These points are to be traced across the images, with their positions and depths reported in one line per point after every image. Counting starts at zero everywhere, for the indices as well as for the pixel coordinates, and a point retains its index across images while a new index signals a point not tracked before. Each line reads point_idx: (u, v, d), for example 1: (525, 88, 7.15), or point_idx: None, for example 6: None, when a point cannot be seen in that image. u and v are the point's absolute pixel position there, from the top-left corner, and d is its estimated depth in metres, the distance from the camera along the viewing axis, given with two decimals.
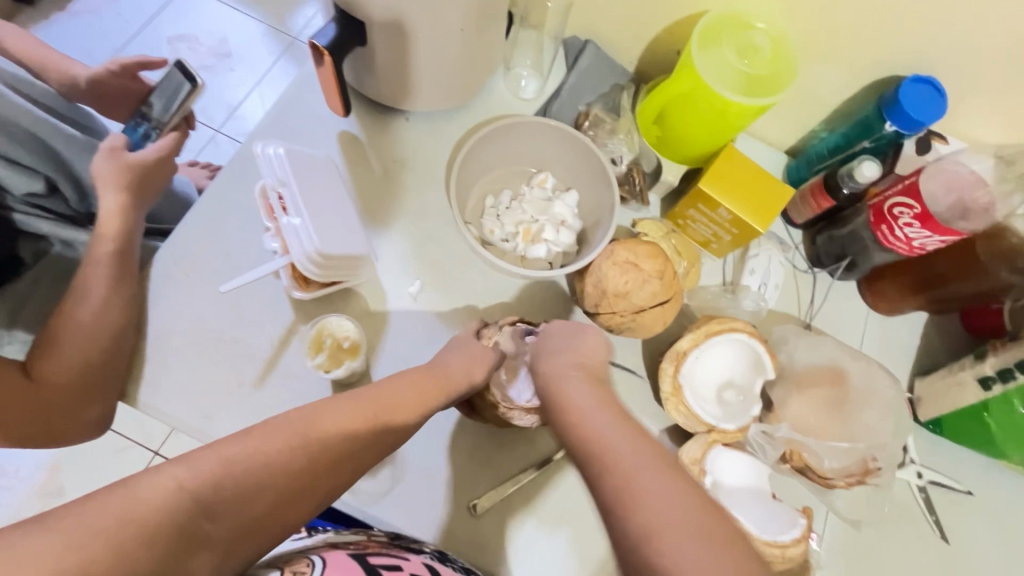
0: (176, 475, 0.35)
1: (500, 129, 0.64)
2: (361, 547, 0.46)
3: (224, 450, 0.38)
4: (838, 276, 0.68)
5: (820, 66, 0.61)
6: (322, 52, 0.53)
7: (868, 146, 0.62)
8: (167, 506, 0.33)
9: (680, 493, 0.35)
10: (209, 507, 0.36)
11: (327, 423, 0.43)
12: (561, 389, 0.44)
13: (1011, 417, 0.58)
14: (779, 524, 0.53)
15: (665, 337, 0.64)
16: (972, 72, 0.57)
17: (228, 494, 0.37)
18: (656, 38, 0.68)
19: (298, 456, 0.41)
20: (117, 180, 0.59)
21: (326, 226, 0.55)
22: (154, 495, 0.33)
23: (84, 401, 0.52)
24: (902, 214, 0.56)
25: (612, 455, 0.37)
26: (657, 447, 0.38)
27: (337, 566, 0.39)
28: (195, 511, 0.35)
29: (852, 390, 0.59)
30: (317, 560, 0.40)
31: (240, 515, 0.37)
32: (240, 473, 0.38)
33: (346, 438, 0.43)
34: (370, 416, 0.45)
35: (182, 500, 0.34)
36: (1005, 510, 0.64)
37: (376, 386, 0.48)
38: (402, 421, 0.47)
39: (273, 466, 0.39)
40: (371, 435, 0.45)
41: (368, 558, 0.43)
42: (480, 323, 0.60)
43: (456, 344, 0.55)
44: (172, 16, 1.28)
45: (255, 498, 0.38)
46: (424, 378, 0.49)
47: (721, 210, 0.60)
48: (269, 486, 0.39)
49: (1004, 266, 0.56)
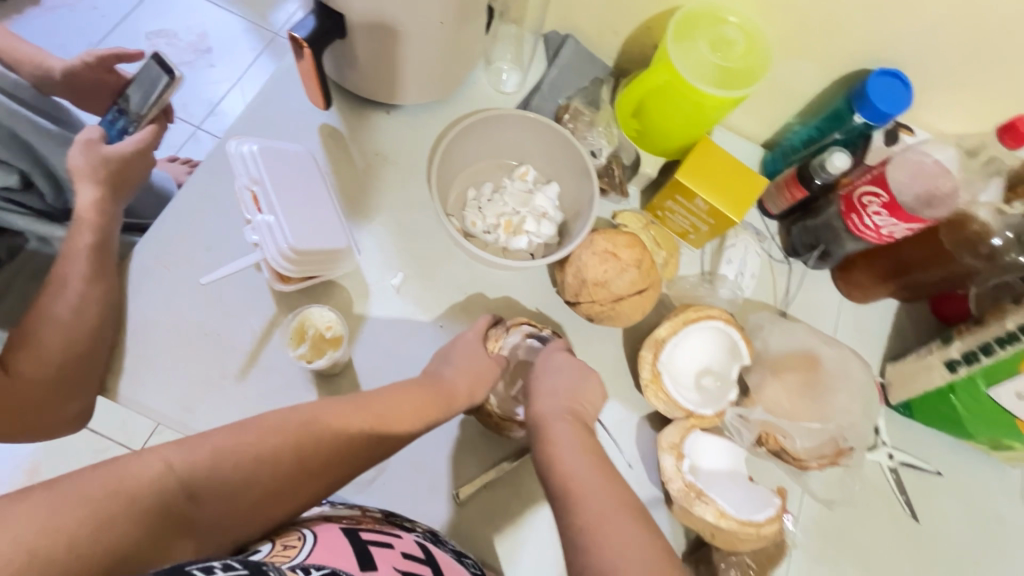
0: (166, 456, 0.39)
1: (479, 123, 0.64)
2: (355, 522, 0.46)
3: (218, 441, 0.41)
4: (811, 264, 0.70)
5: (792, 60, 0.63)
6: (301, 45, 0.52)
7: (838, 137, 0.64)
8: (155, 485, 0.37)
9: (644, 540, 0.41)
10: (195, 491, 0.40)
11: (325, 422, 0.46)
12: (550, 434, 0.50)
13: (975, 399, 0.61)
14: (754, 504, 0.55)
15: (644, 326, 0.65)
16: (936, 65, 0.58)
17: (217, 481, 0.41)
18: (634, 33, 0.69)
19: (288, 454, 0.44)
20: (95, 174, 0.59)
21: (301, 224, 0.55)
22: (142, 474, 0.37)
23: (63, 395, 0.52)
24: (871, 203, 0.58)
25: (589, 502, 0.44)
26: (625, 496, 0.45)
27: (328, 541, 0.41)
28: (182, 494, 0.39)
29: (826, 376, 0.60)
30: (310, 533, 0.41)
31: (223, 506, 0.41)
32: (229, 465, 0.41)
33: (335, 444, 0.46)
34: (364, 425, 0.48)
35: (171, 481, 0.38)
36: (972, 489, 0.66)
37: (373, 394, 0.50)
38: (399, 426, 0.49)
39: (261, 461, 0.43)
40: (358, 442, 0.48)
41: (359, 533, 0.43)
42: (491, 320, 0.60)
43: (465, 350, 0.56)
44: (150, 11, 1.26)
45: (239, 491, 0.41)
46: (423, 392, 0.52)
47: (698, 201, 0.62)
48: (253, 480, 0.42)
49: (968, 252, 0.58)
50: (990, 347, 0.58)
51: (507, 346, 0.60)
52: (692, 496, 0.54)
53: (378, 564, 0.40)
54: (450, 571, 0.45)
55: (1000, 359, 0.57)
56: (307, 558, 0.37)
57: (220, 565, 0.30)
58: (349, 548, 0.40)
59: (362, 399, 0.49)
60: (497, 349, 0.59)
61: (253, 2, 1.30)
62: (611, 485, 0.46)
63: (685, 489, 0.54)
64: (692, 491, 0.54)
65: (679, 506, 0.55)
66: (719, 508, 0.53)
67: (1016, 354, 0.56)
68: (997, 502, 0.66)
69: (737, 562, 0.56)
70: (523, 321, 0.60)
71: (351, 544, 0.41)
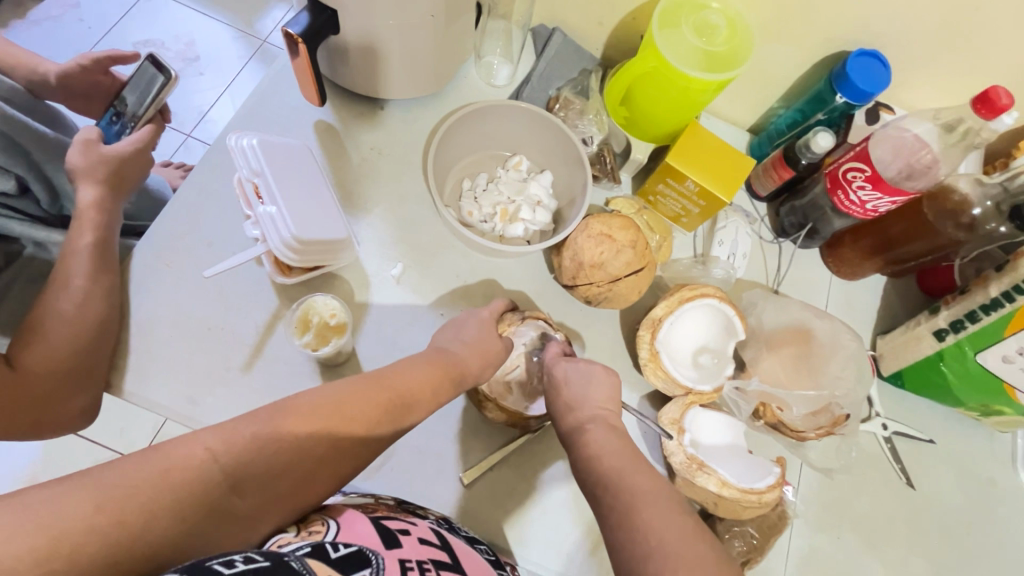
0: (208, 443, 0.39)
1: (472, 114, 0.65)
2: (372, 510, 0.46)
3: (256, 426, 0.41)
4: (800, 244, 0.72)
5: (773, 45, 0.65)
6: (296, 40, 0.53)
7: (822, 118, 0.66)
8: (198, 475, 0.37)
9: (682, 528, 0.41)
10: (237, 481, 0.39)
11: (354, 410, 0.46)
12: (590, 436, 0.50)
13: (964, 365, 0.62)
14: (754, 474, 0.56)
15: (640, 308, 0.67)
16: (912, 44, 0.61)
17: (256, 469, 0.40)
18: (619, 25, 0.71)
19: (319, 443, 0.44)
20: (95, 173, 0.59)
21: (302, 214, 0.55)
22: (187, 461, 0.37)
23: (70, 391, 0.52)
24: (856, 178, 0.60)
25: (627, 485, 0.45)
26: (652, 478, 0.45)
27: (352, 526, 0.41)
28: (224, 484, 0.39)
29: (819, 346, 0.63)
30: (333, 520, 0.42)
31: (264, 492, 0.40)
32: (269, 452, 0.41)
33: (366, 424, 0.46)
34: (389, 406, 0.48)
35: (213, 471, 0.38)
36: (965, 456, 0.68)
37: (387, 372, 0.50)
38: (416, 403, 0.50)
39: (298, 446, 0.42)
40: (383, 415, 0.48)
41: (382, 520, 0.44)
42: (508, 304, 0.61)
43: (476, 326, 0.58)
44: (136, 21, 1.27)
45: (279, 477, 0.41)
46: (436, 364, 0.53)
47: (688, 182, 0.63)
48: (291, 470, 0.42)
49: (951, 222, 0.60)
50: (976, 314, 0.60)
51: (518, 332, 0.61)
52: (694, 467, 0.55)
53: (402, 544, 0.41)
54: (465, 557, 0.46)
55: (985, 326, 0.59)
56: (336, 537, 0.39)
57: (241, 558, 0.29)
58: (372, 530, 0.41)
59: (380, 376, 0.49)
60: (509, 333, 0.60)
61: (239, 10, 1.31)
62: (618, 463, 0.47)
63: (688, 462, 0.56)
64: (695, 462, 0.55)
65: (682, 479, 0.56)
66: (720, 478, 0.54)
67: (1001, 318, 0.58)
68: (990, 468, 0.68)
69: (740, 532, 0.57)
70: (539, 315, 0.62)
71: (372, 526, 0.42)
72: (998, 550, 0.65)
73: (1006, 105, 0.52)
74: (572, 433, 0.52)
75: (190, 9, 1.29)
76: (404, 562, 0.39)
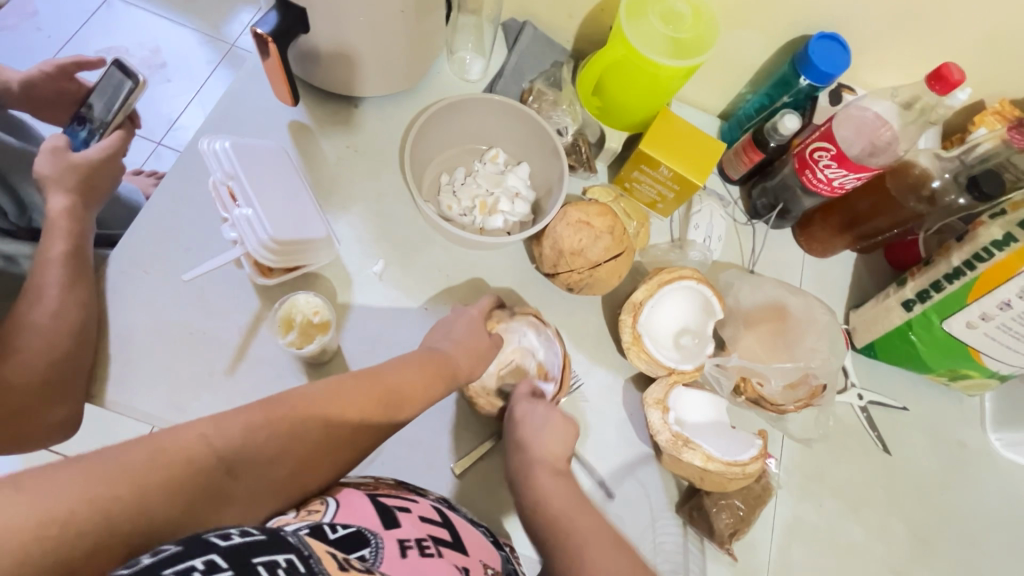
0: (204, 430, 0.39)
1: (447, 109, 0.66)
2: (373, 488, 0.47)
3: (252, 416, 0.42)
4: (772, 224, 0.74)
5: (737, 30, 0.67)
6: (265, 40, 0.53)
7: (787, 101, 0.68)
8: (196, 459, 0.38)
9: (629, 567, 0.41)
10: (233, 465, 0.40)
11: (342, 405, 0.46)
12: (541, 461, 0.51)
13: (931, 333, 0.65)
14: (737, 446, 0.58)
15: (620, 292, 0.68)
16: (870, 26, 0.63)
17: (252, 456, 0.41)
18: (588, 16, 0.71)
19: (315, 430, 0.45)
20: (64, 180, 0.58)
21: (277, 215, 0.55)
22: (183, 448, 0.37)
23: (50, 400, 0.51)
24: (821, 157, 0.61)
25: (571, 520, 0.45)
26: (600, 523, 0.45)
27: (352, 505, 0.42)
28: (220, 468, 0.39)
29: (795, 320, 0.64)
30: (332, 499, 0.43)
31: (260, 474, 0.42)
32: (264, 439, 0.41)
33: (360, 416, 0.47)
34: (382, 402, 0.49)
35: (209, 456, 0.38)
36: (937, 421, 0.71)
37: (378, 369, 0.50)
38: (406, 397, 0.51)
39: (294, 433, 0.43)
40: (380, 410, 0.49)
41: (379, 498, 0.44)
42: (496, 301, 0.62)
43: (467, 324, 0.58)
44: (99, 29, 1.24)
45: (275, 464, 0.42)
46: (428, 365, 0.53)
47: (662, 168, 0.64)
48: (290, 453, 0.43)
49: (912, 196, 0.63)
50: (941, 283, 0.62)
51: (511, 330, 0.62)
52: (679, 443, 0.57)
53: (400, 524, 0.41)
54: (467, 535, 0.47)
55: (950, 294, 0.62)
56: (333, 518, 0.39)
57: (238, 531, 0.28)
58: (370, 508, 0.42)
59: (372, 371, 0.50)
60: (498, 331, 0.61)
61: (205, 14, 1.28)
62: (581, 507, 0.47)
63: (673, 438, 0.57)
64: (680, 439, 0.57)
65: (668, 456, 0.58)
66: (705, 452, 0.56)
67: (964, 285, 0.60)
68: (961, 431, 0.71)
69: (727, 505, 0.59)
70: (528, 311, 0.61)
71: (372, 506, 0.42)
72: (971, 508, 0.68)
73: (959, 80, 0.54)
74: (543, 466, 0.52)
75: (153, 14, 1.27)
76: (402, 542, 0.39)
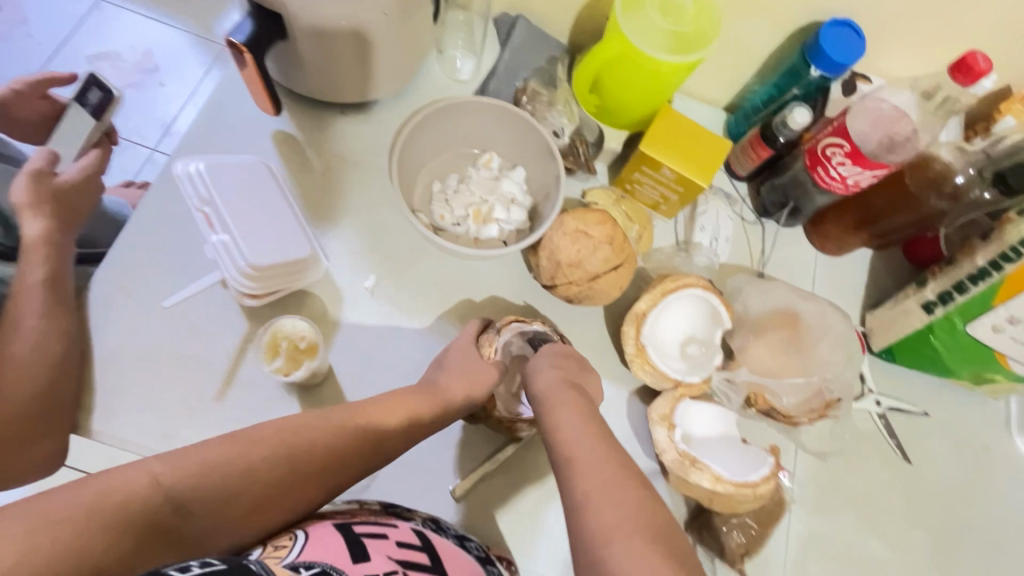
0: (153, 468, 0.39)
1: (437, 113, 0.63)
2: (349, 515, 0.45)
3: (210, 453, 0.42)
4: (783, 222, 0.70)
5: (743, 19, 0.62)
6: (241, 50, 0.51)
7: (797, 93, 0.63)
8: (141, 497, 0.38)
9: None
10: (182, 505, 0.40)
11: (315, 432, 0.46)
12: None
13: (953, 337, 0.61)
14: (748, 466, 0.56)
15: (623, 301, 0.65)
16: (886, 11, 0.58)
17: (205, 495, 0.40)
18: (583, 8, 0.67)
19: (281, 462, 0.44)
20: (41, 204, 0.56)
21: (259, 240, 0.54)
22: (129, 486, 0.37)
23: (33, 435, 0.49)
24: (834, 154, 0.58)
25: None
26: None
27: (321, 537, 0.40)
28: (170, 507, 0.39)
29: (807, 329, 0.61)
30: (301, 531, 0.42)
31: (216, 514, 0.41)
32: (218, 474, 0.41)
33: (331, 450, 0.46)
34: (358, 434, 0.48)
35: (158, 496, 0.38)
36: (960, 426, 0.67)
37: (362, 403, 0.50)
38: (383, 424, 0.50)
39: (252, 470, 0.43)
40: (356, 449, 0.48)
41: (352, 527, 0.42)
42: (481, 323, 0.59)
43: (456, 354, 0.56)
44: (90, 34, 1.22)
45: (228, 502, 0.41)
46: (415, 398, 0.52)
47: (664, 169, 0.61)
48: (247, 490, 0.42)
49: (933, 193, 0.59)
50: (964, 284, 0.59)
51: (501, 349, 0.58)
52: (686, 464, 0.55)
53: (371, 555, 0.39)
54: (449, 559, 0.44)
55: (974, 296, 0.58)
56: (298, 556, 0.37)
57: (198, 563, 0.29)
58: (341, 540, 0.40)
59: (352, 406, 0.49)
60: (493, 353, 0.57)
61: (196, 15, 1.25)
62: None
63: (679, 459, 0.55)
64: (687, 459, 0.55)
65: (675, 475, 0.55)
66: (714, 474, 0.54)
67: (988, 288, 0.57)
68: (984, 435, 0.68)
69: (738, 524, 0.56)
70: (510, 320, 0.59)
71: (344, 536, 0.41)
72: (994, 517, 0.65)
73: (985, 70, 0.51)
74: None
75: (143, 16, 1.24)
76: None
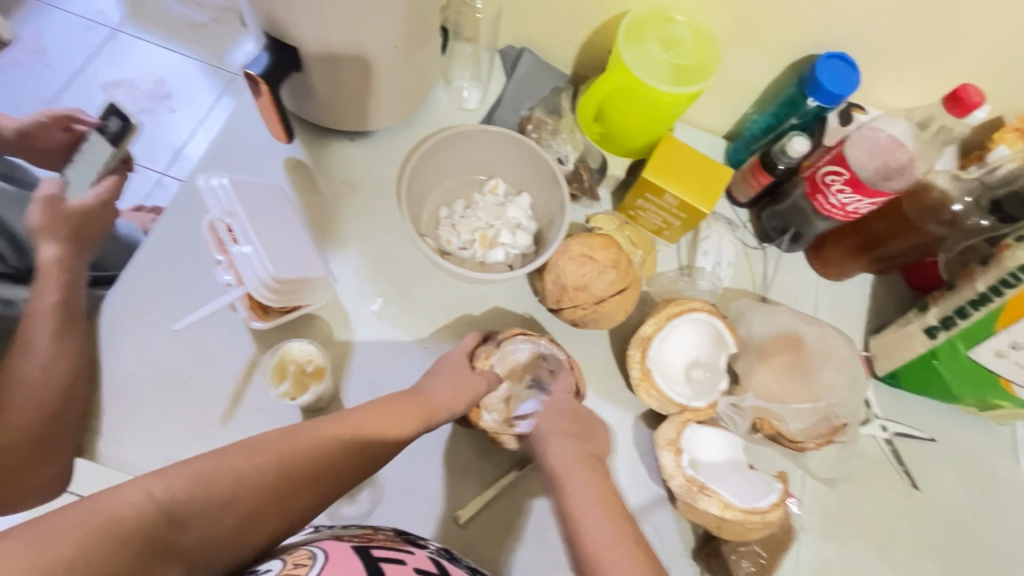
0: (150, 486, 0.37)
1: (445, 141, 0.64)
2: (365, 540, 0.45)
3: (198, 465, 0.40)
4: (784, 248, 0.71)
5: (741, 52, 0.65)
6: (258, 80, 0.53)
7: (795, 122, 0.65)
8: (139, 514, 0.35)
9: None
10: (179, 518, 0.38)
11: (306, 438, 0.46)
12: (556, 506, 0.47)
13: (957, 362, 0.61)
14: (756, 491, 0.55)
15: (628, 324, 0.66)
16: (879, 46, 0.61)
17: (198, 505, 0.39)
18: (587, 40, 0.70)
19: (269, 473, 0.44)
20: (56, 231, 0.57)
21: (278, 250, 0.54)
22: (127, 502, 0.35)
23: (38, 459, 0.48)
24: (834, 181, 0.59)
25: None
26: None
27: (340, 559, 0.39)
28: (164, 521, 0.37)
29: (811, 354, 0.61)
30: (320, 549, 0.41)
31: (209, 527, 0.40)
32: (215, 486, 0.40)
33: (319, 459, 0.46)
34: (348, 443, 0.48)
35: (152, 508, 0.36)
36: (968, 452, 0.67)
37: (352, 411, 0.49)
38: (378, 436, 0.49)
39: (246, 479, 0.42)
40: (346, 459, 0.48)
41: (371, 551, 0.42)
42: (480, 336, 0.59)
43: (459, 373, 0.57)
44: (106, 63, 1.26)
45: (222, 512, 0.41)
46: (404, 405, 0.51)
47: (667, 196, 0.62)
48: (239, 501, 0.42)
49: (931, 219, 0.60)
50: (965, 310, 0.59)
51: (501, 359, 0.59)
52: (694, 490, 0.54)
53: None
54: None
55: (976, 322, 0.58)
56: None
57: None
58: (359, 564, 0.39)
59: (338, 415, 0.48)
60: (488, 365, 0.58)
61: (208, 45, 1.29)
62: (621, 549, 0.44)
63: (687, 485, 0.54)
64: (694, 485, 0.54)
65: (682, 502, 0.55)
66: (721, 500, 0.53)
67: (990, 313, 0.57)
68: (992, 460, 0.67)
69: (747, 552, 0.56)
70: (514, 333, 0.59)
71: (364, 560, 0.40)
72: (1007, 546, 0.64)
73: (977, 102, 0.52)
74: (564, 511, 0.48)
75: (157, 46, 1.28)
76: None
